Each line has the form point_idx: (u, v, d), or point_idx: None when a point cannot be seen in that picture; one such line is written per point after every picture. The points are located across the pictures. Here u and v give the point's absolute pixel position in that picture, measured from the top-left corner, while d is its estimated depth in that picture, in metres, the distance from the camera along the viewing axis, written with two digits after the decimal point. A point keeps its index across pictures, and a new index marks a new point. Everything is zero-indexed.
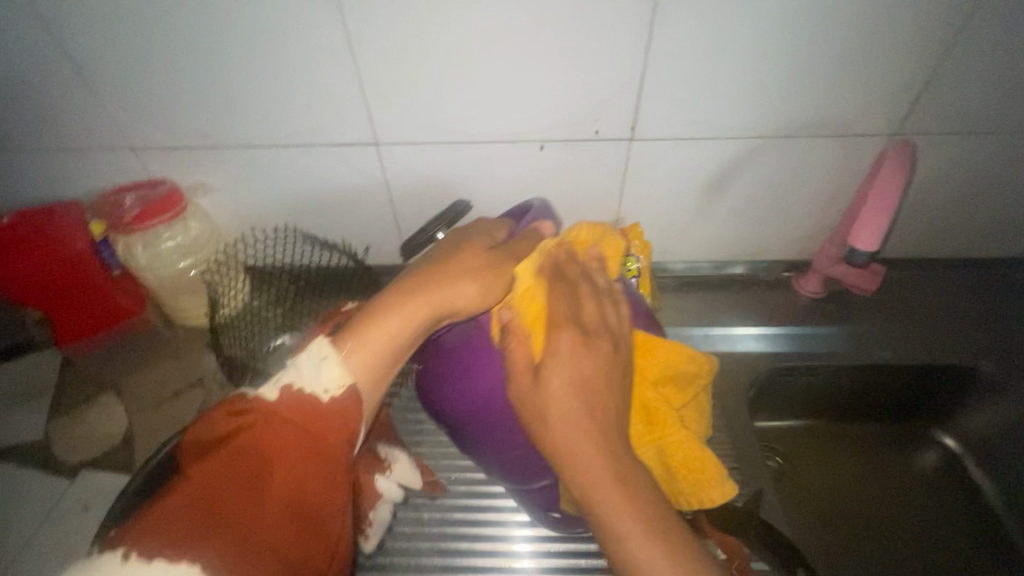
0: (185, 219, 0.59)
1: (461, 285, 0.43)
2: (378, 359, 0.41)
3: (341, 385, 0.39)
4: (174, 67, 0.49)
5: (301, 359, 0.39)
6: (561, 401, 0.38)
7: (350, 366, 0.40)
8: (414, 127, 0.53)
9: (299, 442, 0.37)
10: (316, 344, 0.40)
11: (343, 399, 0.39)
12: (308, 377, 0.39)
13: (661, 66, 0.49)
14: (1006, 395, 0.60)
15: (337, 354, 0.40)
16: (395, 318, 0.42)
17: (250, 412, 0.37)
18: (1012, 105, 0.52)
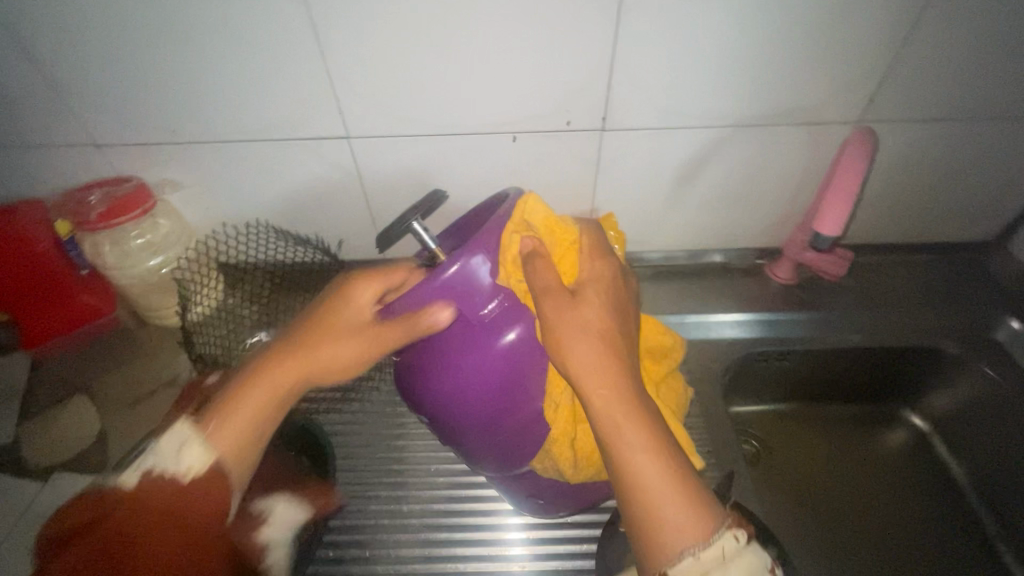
0: (155, 216, 0.57)
1: (338, 347, 0.42)
2: (244, 430, 0.40)
3: (202, 462, 0.39)
4: (136, 61, 0.48)
5: (161, 443, 0.39)
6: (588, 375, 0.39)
7: (214, 445, 0.39)
8: (384, 121, 0.52)
9: (162, 513, 0.36)
10: (178, 426, 0.40)
11: (209, 476, 0.39)
12: (166, 460, 0.39)
13: (632, 56, 0.49)
14: (971, 374, 0.61)
15: (198, 432, 0.39)
16: (290, 373, 0.42)
17: (111, 498, 0.37)
18: (973, 90, 0.53)
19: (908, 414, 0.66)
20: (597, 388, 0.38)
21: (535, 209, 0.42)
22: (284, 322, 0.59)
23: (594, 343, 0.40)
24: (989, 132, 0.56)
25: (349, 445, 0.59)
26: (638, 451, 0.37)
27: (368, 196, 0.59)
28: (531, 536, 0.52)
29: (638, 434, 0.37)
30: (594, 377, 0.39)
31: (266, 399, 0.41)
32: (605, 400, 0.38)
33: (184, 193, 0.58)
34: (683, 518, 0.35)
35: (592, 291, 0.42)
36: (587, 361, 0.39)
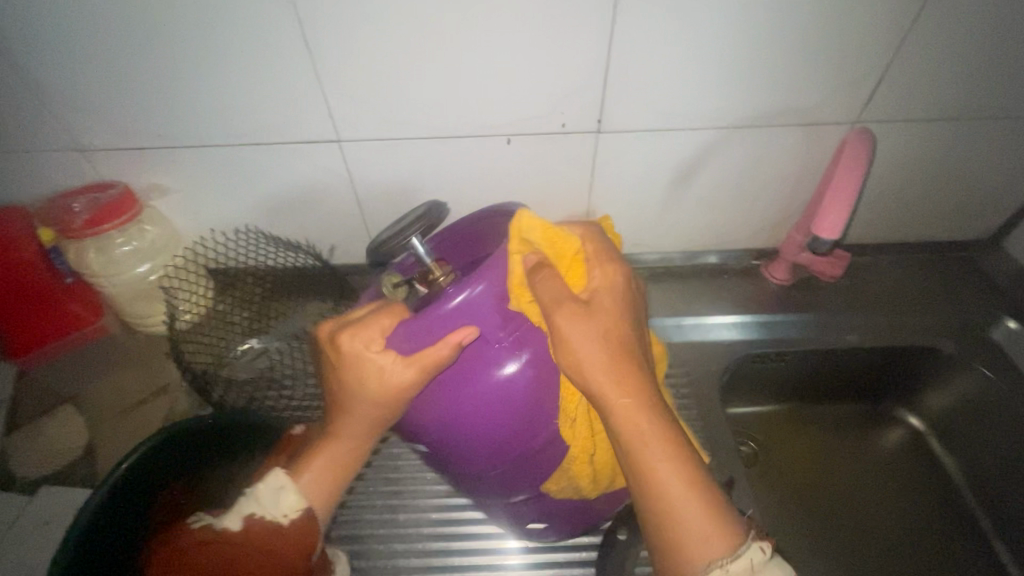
0: (140, 222, 0.56)
1: (380, 366, 0.39)
2: (333, 473, 0.42)
3: (297, 509, 0.41)
4: (120, 63, 0.46)
5: (260, 489, 0.41)
6: (604, 390, 0.38)
7: (306, 492, 0.41)
8: (376, 123, 0.51)
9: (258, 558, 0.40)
10: (273, 474, 0.42)
11: (303, 522, 0.41)
12: (266, 506, 0.41)
13: (628, 57, 0.48)
14: (967, 373, 0.61)
15: (291, 483, 0.41)
16: (357, 425, 0.42)
17: (213, 542, 0.41)
18: (968, 90, 0.52)
19: (904, 414, 0.66)
20: (619, 403, 0.37)
21: (531, 226, 0.38)
22: (276, 329, 0.60)
23: (613, 363, 0.38)
24: (985, 132, 0.56)
25: None
26: (661, 472, 0.36)
27: (360, 200, 0.58)
28: (529, 544, 0.52)
29: (658, 452, 0.37)
30: (610, 388, 0.38)
31: (336, 446, 0.42)
32: (627, 422, 0.37)
33: (172, 198, 0.56)
34: (707, 538, 0.35)
35: (604, 302, 0.40)
36: (603, 384, 0.38)
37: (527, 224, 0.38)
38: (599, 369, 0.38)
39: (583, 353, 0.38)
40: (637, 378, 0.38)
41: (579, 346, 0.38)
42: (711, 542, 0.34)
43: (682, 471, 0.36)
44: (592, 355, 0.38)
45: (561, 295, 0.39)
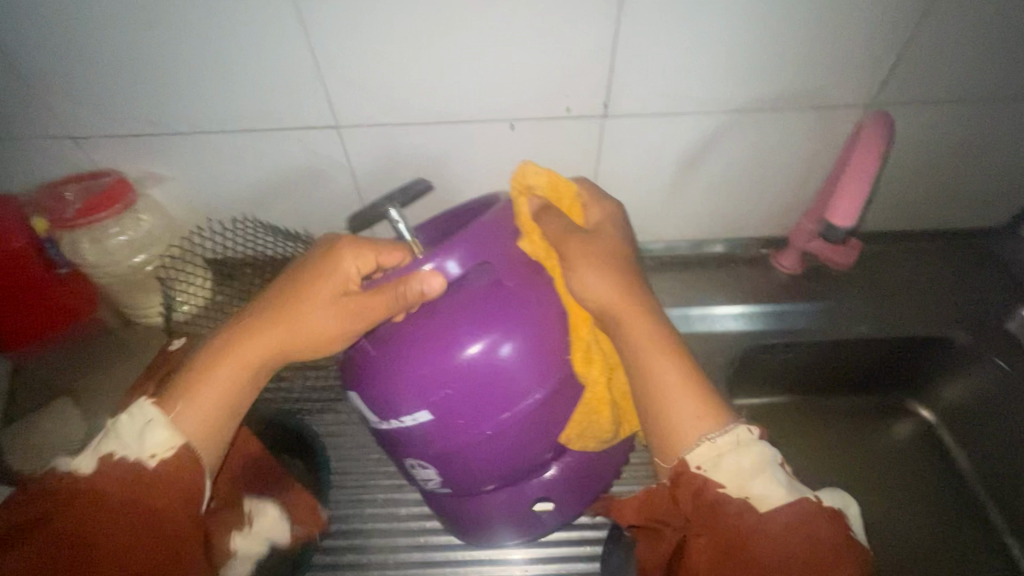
0: (135, 212, 0.55)
1: (320, 301, 0.40)
2: (214, 414, 0.39)
3: (169, 447, 0.37)
4: (109, 47, 0.45)
5: (122, 423, 0.38)
6: (606, 298, 0.41)
7: (180, 426, 0.38)
8: (375, 109, 0.50)
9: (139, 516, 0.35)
10: (139, 406, 0.38)
11: (173, 462, 0.37)
12: (129, 444, 0.37)
13: (635, 38, 0.46)
14: (982, 366, 0.59)
15: (163, 416, 0.38)
16: (261, 358, 0.40)
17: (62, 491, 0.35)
18: (989, 71, 0.50)
19: (915, 406, 0.65)
20: (619, 307, 0.41)
21: (533, 174, 0.43)
22: None
23: (622, 290, 0.41)
24: (1005, 115, 0.54)
25: (343, 445, 0.57)
26: (670, 377, 0.39)
27: (359, 187, 0.57)
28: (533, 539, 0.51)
29: (653, 349, 0.40)
30: (612, 300, 0.41)
31: (223, 377, 0.39)
32: (635, 340, 0.40)
33: (167, 187, 0.55)
34: (701, 421, 0.38)
35: (604, 232, 0.44)
36: (608, 296, 0.41)
37: (525, 171, 0.43)
38: (600, 283, 0.41)
39: (586, 272, 0.41)
40: (636, 292, 0.42)
41: (581, 268, 0.41)
42: (703, 426, 0.38)
43: (676, 364, 0.40)
44: (596, 272, 0.41)
45: (562, 228, 0.43)
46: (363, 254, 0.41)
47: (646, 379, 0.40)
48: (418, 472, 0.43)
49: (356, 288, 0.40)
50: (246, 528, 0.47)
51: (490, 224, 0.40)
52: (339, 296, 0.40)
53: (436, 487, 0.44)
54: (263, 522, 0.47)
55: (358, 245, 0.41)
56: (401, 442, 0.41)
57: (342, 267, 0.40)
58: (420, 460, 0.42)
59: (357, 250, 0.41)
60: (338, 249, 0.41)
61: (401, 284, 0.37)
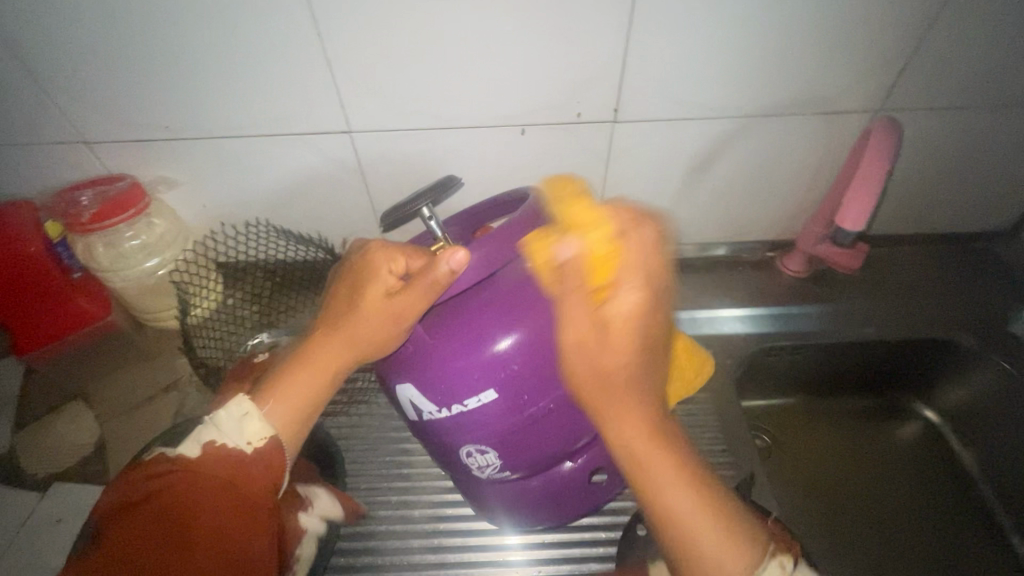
0: (148, 216, 0.55)
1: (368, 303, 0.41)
2: (301, 405, 0.40)
3: (264, 437, 0.38)
4: (126, 54, 0.45)
5: (220, 416, 0.38)
6: (602, 394, 0.33)
7: (272, 420, 0.39)
8: (388, 115, 0.50)
9: (223, 492, 0.35)
10: (236, 402, 0.39)
11: (269, 452, 0.38)
12: (229, 434, 0.38)
13: (645, 45, 0.47)
14: (990, 367, 0.60)
15: (258, 410, 0.39)
16: (335, 351, 0.41)
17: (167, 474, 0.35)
18: (994, 77, 0.51)
19: (920, 408, 0.66)
20: (622, 412, 0.33)
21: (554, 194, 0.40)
22: (286, 323, 0.59)
23: (640, 349, 0.33)
24: (1010, 120, 0.55)
25: (356, 447, 0.57)
26: (684, 504, 0.32)
27: (371, 191, 0.57)
28: (545, 541, 0.51)
29: (665, 458, 0.33)
30: (609, 399, 0.33)
31: (308, 376, 0.41)
32: (636, 407, 0.33)
33: (180, 191, 0.56)
34: (725, 554, 0.31)
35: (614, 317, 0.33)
36: (608, 389, 0.33)
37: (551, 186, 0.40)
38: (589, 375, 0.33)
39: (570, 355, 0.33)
40: (641, 389, 0.33)
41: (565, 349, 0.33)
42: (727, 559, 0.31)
43: (689, 476, 0.33)
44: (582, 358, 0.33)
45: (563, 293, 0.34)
46: (396, 258, 0.42)
47: (647, 446, 0.33)
48: (469, 462, 0.43)
49: (394, 288, 0.41)
50: (309, 508, 0.46)
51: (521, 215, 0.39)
52: (381, 296, 0.40)
53: (494, 473, 0.44)
54: (321, 504, 0.47)
55: (389, 248, 0.42)
56: (455, 431, 0.41)
57: (377, 268, 0.41)
58: (478, 446, 0.42)
59: (390, 253, 0.42)
60: (373, 252, 0.42)
61: (429, 275, 0.38)
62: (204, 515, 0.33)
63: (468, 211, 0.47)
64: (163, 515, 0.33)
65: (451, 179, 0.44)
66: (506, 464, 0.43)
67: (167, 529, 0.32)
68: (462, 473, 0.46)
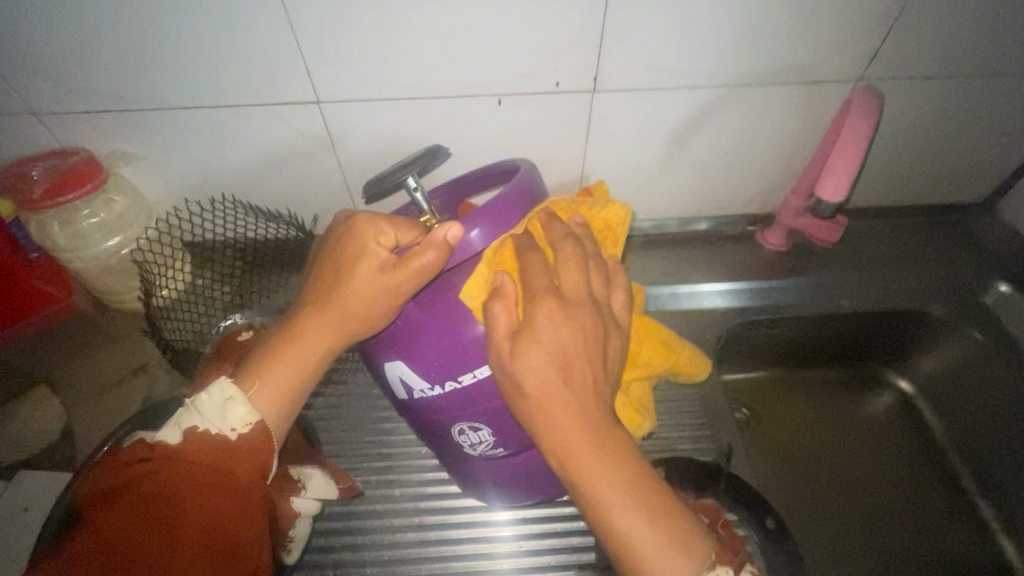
0: (107, 192, 0.52)
1: (358, 279, 0.39)
2: (288, 391, 0.39)
3: (249, 423, 0.37)
4: (69, 16, 0.42)
5: (201, 400, 0.37)
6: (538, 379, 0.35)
7: (256, 404, 0.38)
8: (357, 84, 0.48)
9: (209, 479, 0.34)
10: (218, 386, 0.37)
11: (251, 438, 0.37)
12: (209, 418, 0.36)
13: (624, 11, 0.45)
14: (962, 338, 0.61)
15: (241, 394, 0.37)
16: (325, 331, 0.40)
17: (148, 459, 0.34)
18: (974, 46, 0.51)
19: (893, 377, 0.67)
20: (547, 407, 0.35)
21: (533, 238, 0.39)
22: (259, 304, 0.58)
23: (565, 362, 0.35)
24: (990, 89, 0.55)
25: (335, 428, 0.56)
26: (615, 502, 0.34)
27: (342, 165, 0.55)
28: (528, 516, 0.51)
29: (593, 451, 0.34)
30: (543, 395, 0.35)
31: (294, 356, 0.39)
32: (558, 414, 0.35)
33: (140, 166, 0.53)
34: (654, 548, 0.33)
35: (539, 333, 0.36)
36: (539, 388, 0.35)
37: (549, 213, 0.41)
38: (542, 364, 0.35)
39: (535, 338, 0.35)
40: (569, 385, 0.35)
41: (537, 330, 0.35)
42: (655, 550, 0.33)
43: (619, 470, 0.35)
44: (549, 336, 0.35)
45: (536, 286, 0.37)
46: (385, 230, 0.39)
47: (574, 445, 0.35)
48: (460, 438, 0.43)
49: (387, 262, 0.39)
50: (303, 490, 0.47)
51: (514, 187, 0.39)
52: (375, 273, 0.38)
53: (486, 450, 0.44)
54: (314, 485, 0.48)
55: (377, 221, 0.40)
56: (447, 407, 0.41)
57: (367, 243, 0.39)
58: (471, 423, 0.42)
59: (378, 224, 0.40)
60: (360, 224, 0.39)
61: (424, 252, 0.37)
62: (188, 508, 0.32)
63: (462, 179, 0.47)
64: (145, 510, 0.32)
65: (435, 148, 0.43)
66: (500, 440, 0.43)
67: (151, 526, 0.31)
68: (452, 450, 0.45)
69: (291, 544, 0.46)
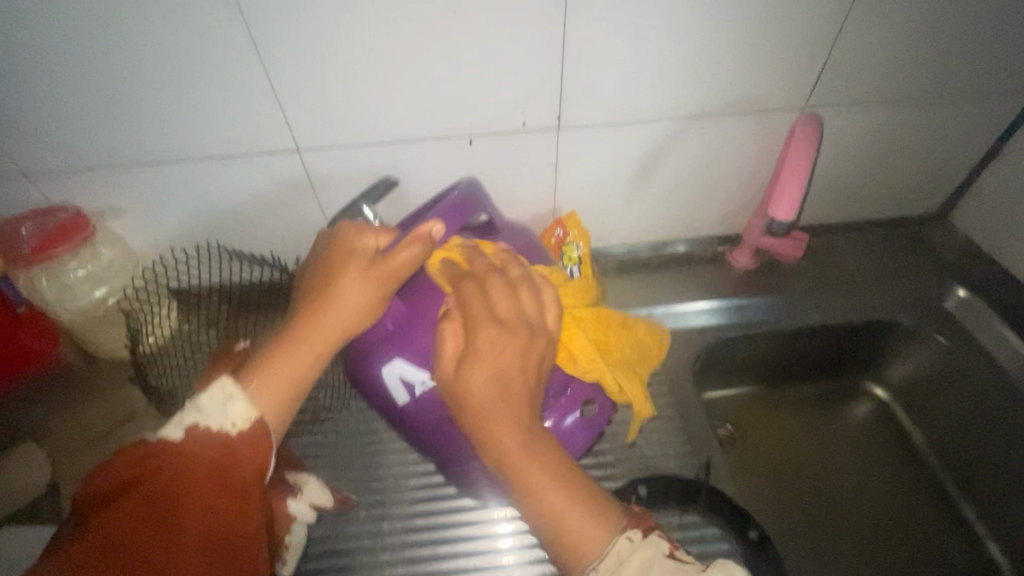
0: (94, 245, 0.54)
1: (347, 283, 0.42)
2: (288, 389, 0.39)
3: (249, 420, 0.37)
4: (59, 78, 0.44)
5: (203, 398, 0.36)
6: (483, 392, 0.37)
7: (255, 403, 0.38)
8: (335, 132, 0.51)
9: (213, 479, 0.34)
10: (220, 383, 0.37)
11: (256, 434, 0.37)
12: (215, 416, 0.36)
13: (583, 57, 0.49)
14: (926, 342, 0.64)
15: (242, 391, 0.37)
16: (324, 328, 0.41)
17: (154, 456, 0.33)
18: (904, 73, 0.55)
19: (870, 386, 0.69)
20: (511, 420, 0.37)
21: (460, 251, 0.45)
22: None
23: (510, 394, 0.38)
24: (926, 111, 0.59)
25: (323, 466, 0.56)
26: (551, 485, 0.36)
27: (325, 208, 0.57)
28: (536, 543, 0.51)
29: (542, 454, 0.37)
30: (494, 405, 0.37)
31: (299, 351, 0.40)
32: (502, 426, 0.37)
33: (127, 219, 0.55)
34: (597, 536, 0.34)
35: (482, 351, 0.38)
36: (503, 409, 0.37)
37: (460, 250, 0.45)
38: (488, 376, 0.38)
39: (478, 354, 0.38)
40: (525, 382, 0.39)
41: (478, 348, 0.39)
42: (586, 530, 0.35)
43: (559, 468, 0.37)
44: (491, 352, 0.39)
45: (479, 304, 0.41)
46: (366, 234, 0.43)
47: (526, 469, 0.36)
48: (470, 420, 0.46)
49: (375, 256, 0.43)
50: (298, 495, 0.48)
51: (461, 194, 0.46)
52: (366, 267, 0.42)
53: None
54: (310, 490, 0.49)
55: (359, 226, 0.44)
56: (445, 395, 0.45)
57: (353, 246, 0.43)
58: None
59: (360, 230, 0.44)
60: (344, 232, 0.43)
61: (411, 244, 0.42)
62: (196, 508, 0.32)
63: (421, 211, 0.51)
64: (150, 508, 0.31)
65: (387, 180, 0.53)
66: None
67: (159, 527, 0.30)
68: (451, 448, 0.47)
69: (287, 555, 0.46)
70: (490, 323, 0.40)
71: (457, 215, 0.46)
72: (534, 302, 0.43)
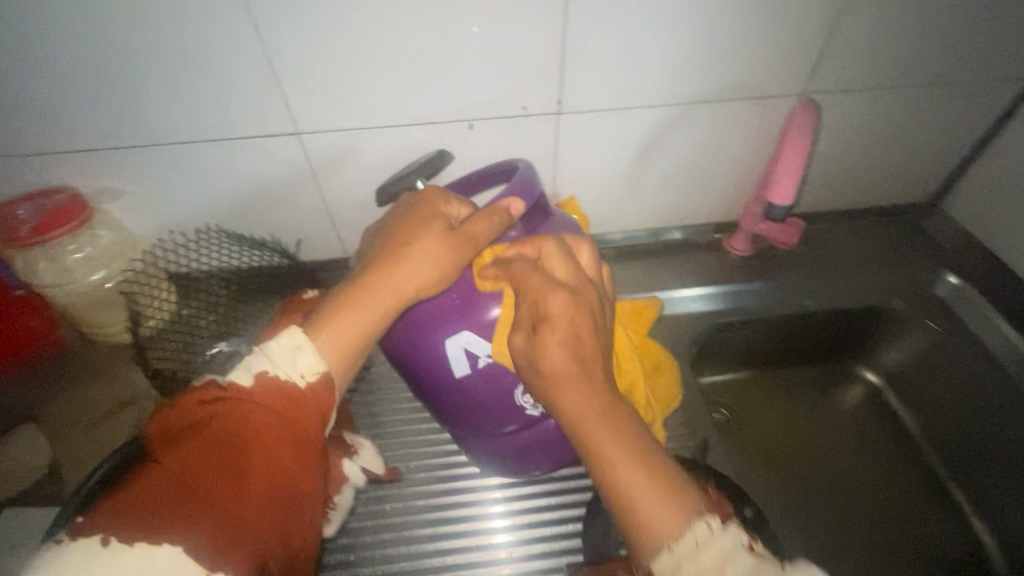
0: (92, 228, 0.54)
1: (427, 243, 0.42)
2: (355, 339, 0.41)
3: (317, 371, 0.38)
4: (56, 58, 0.44)
5: (272, 346, 0.38)
6: (559, 362, 0.36)
7: (323, 354, 0.39)
8: (336, 115, 0.51)
9: (279, 427, 0.36)
10: (289, 332, 0.39)
11: (319, 387, 0.38)
12: (282, 366, 0.38)
13: (584, 40, 0.49)
14: (917, 327, 0.65)
15: (311, 342, 0.39)
16: (397, 284, 0.42)
17: (223, 399, 0.36)
18: (901, 59, 0.55)
19: (862, 371, 0.71)
20: (587, 393, 0.35)
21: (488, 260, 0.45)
22: (245, 331, 0.58)
23: (581, 362, 0.36)
24: (921, 98, 0.59)
25: None
26: (626, 457, 0.33)
27: (324, 192, 0.58)
28: (531, 521, 0.52)
29: (616, 428, 0.34)
30: (565, 384, 0.35)
31: (369, 303, 0.41)
32: (573, 401, 0.35)
33: (124, 202, 0.55)
34: (662, 510, 0.31)
35: (549, 324, 0.37)
36: (574, 378, 0.36)
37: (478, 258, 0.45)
38: (564, 347, 0.36)
39: (552, 325, 0.37)
40: (595, 348, 0.37)
41: (552, 319, 0.37)
42: (657, 505, 0.31)
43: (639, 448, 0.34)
44: (565, 324, 0.37)
45: (530, 286, 0.39)
46: (450, 201, 0.45)
47: (599, 442, 0.34)
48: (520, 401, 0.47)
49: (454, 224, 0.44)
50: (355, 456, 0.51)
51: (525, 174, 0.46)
52: (447, 232, 0.43)
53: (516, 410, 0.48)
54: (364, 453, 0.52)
55: (443, 194, 0.45)
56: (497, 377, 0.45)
57: (436, 209, 0.44)
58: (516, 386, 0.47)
59: (444, 195, 0.45)
60: (429, 194, 0.45)
61: (492, 215, 0.43)
62: (259, 453, 0.34)
63: (466, 178, 0.50)
64: (217, 449, 0.34)
65: (442, 153, 0.49)
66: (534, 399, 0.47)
67: (224, 470, 0.33)
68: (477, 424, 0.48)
69: (332, 514, 0.49)
70: (557, 295, 0.38)
71: (529, 193, 0.45)
72: (573, 268, 0.41)
